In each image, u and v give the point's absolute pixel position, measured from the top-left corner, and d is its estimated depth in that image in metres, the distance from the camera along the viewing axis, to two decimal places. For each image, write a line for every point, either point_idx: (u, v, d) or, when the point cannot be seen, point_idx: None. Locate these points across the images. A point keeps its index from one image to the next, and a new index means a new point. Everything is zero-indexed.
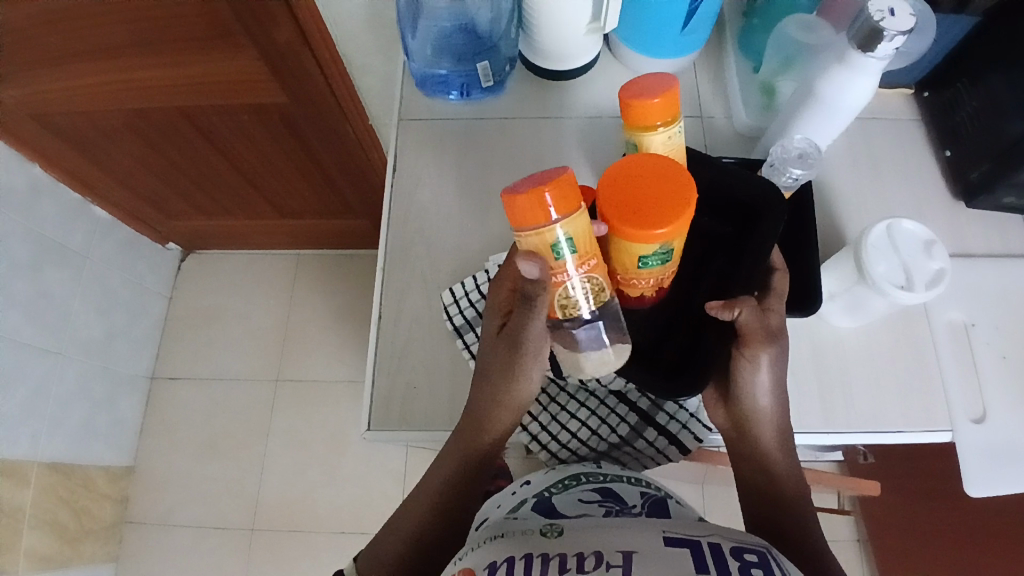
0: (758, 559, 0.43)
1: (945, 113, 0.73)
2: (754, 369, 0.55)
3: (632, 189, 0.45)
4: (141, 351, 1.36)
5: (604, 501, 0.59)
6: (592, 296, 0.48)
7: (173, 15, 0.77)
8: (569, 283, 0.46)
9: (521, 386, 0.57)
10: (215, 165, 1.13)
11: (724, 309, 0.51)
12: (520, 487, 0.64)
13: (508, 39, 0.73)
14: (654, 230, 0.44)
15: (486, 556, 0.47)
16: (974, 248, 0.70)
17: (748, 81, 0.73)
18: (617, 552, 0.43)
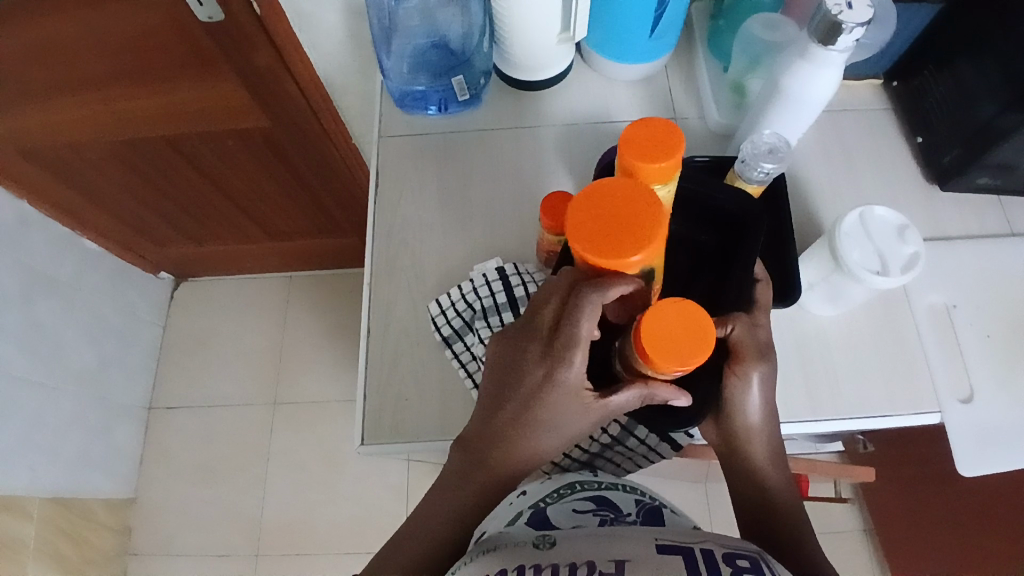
0: (750, 564, 0.43)
1: (914, 101, 0.74)
2: (743, 386, 0.54)
3: (608, 216, 0.42)
4: (137, 380, 1.36)
5: (598, 510, 0.59)
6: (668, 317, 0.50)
7: (153, 45, 0.78)
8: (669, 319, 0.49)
9: (552, 439, 0.52)
10: (202, 192, 1.14)
11: (718, 325, 0.54)
12: (516, 496, 0.64)
13: (482, 53, 0.74)
14: (628, 258, 0.41)
15: (480, 568, 0.47)
16: (951, 231, 0.71)
17: (718, 81, 0.74)
18: (610, 562, 0.44)
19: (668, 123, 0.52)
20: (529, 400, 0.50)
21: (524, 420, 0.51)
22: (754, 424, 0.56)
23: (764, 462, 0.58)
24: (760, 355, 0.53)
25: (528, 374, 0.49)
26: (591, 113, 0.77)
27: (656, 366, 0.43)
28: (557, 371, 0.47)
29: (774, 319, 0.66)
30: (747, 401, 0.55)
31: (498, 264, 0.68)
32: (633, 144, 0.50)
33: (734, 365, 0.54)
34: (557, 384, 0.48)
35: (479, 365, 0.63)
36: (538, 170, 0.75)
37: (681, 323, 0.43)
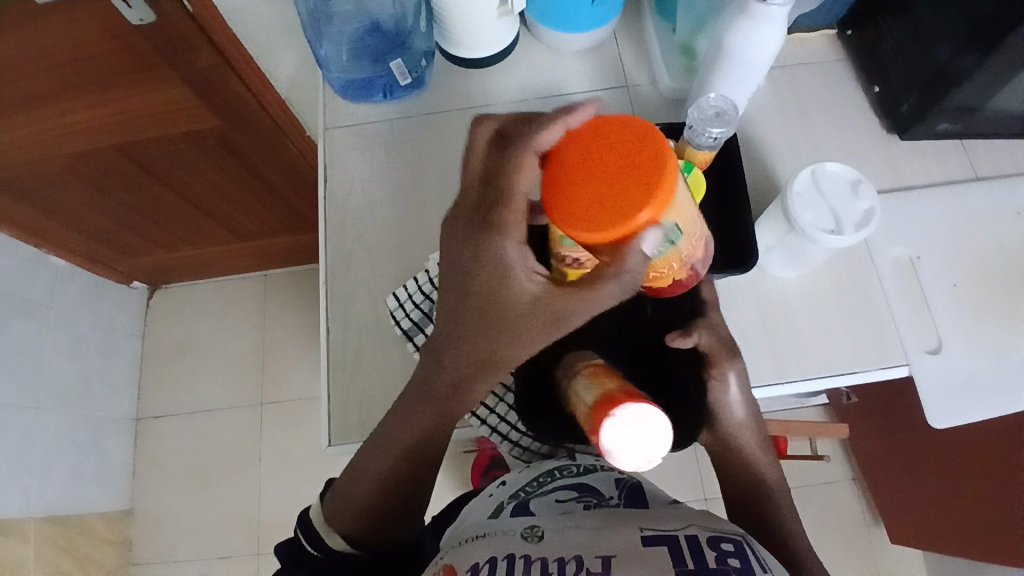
0: (734, 547, 0.44)
1: (870, 48, 0.72)
2: (723, 387, 0.54)
3: (586, 184, 0.40)
4: (122, 392, 1.35)
5: (581, 496, 0.58)
6: (582, 383, 0.46)
7: (91, 53, 0.76)
8: (577, 394, 0.45)
9: (508, 343, 0.49)
10: (162, 198, 1.12)
11: (684, 338, 0.53)
12: (496, 488, 0.64)
13: (421, 34, 0.72)
14: (626, 219, 0.39)
15: (468, 555, 0.49)
16: (913, 180, 0.70)
17: (667, 44, 0.72)
18: (597, 558, 0.43)
19: None
20: (468, 287, 0.48)
21: (465, 310, 0.49)
22: (731, 420, 0.56)
23: (754, 448, 0.57)
24: (733, 354, 0.54)
25: (472, 254, 0.47)
26: (540, 86, 0.75)
27: (594, 435, 0.40)
28: (489, 244, 0.46)
29: (751, 286, 0.65)
30: (730, 401, 0.55)
31: None
32: None
33: (711, 368, 0.54)
34: (491, 263, 0.47)
35: None
36: None
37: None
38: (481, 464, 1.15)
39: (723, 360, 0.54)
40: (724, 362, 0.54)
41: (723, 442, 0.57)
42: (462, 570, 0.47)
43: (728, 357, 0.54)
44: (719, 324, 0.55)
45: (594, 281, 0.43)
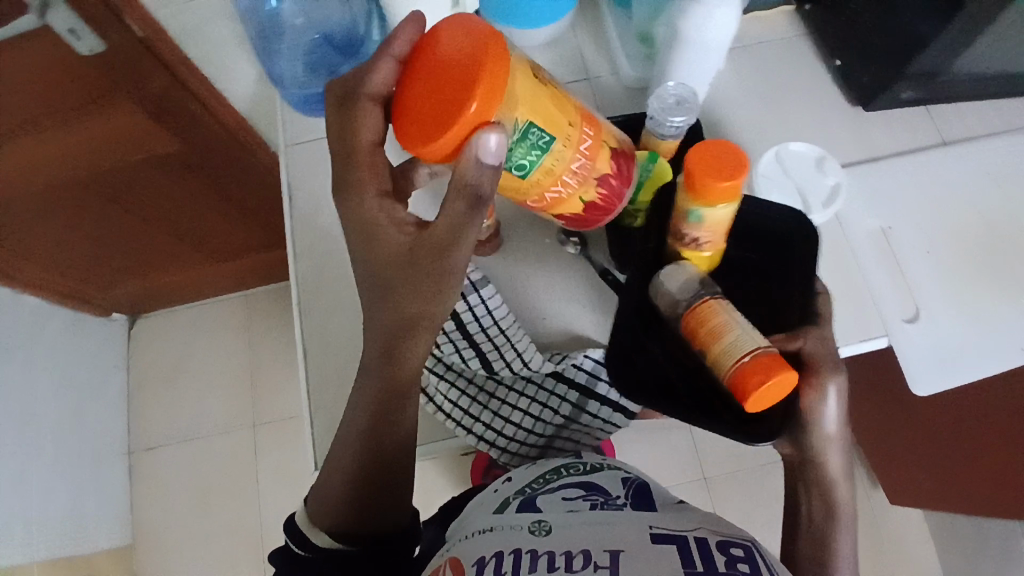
0: (744, 552, 0.43)
1: (827, 20, 0.72)
2: (820, 400, 0.52)
3: (425, 105, 0.42)
4: (113, 425, 1.33)
5: (587, 494, 0.53)
6: (732, 316, 0.48)
7: (48, 94, 0.73)
8: (728, 323, 0.48)
9: (410, 296, 0.47)
10: (133, 227, 1.09)
11: (788, 341, 0.52)
12: (500, 484, 0.61)
13: (373, 42, 0.70)
14: (460, 117, 0.41)
15: (472, 550, 0.48)
16: (880, 149, 0.70)
17: (625, 32, 0.72)
18: (604, 552, 0.43)
19: None
20: (360, 249, 0.48)
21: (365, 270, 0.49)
22: (819, 433, 0.53)
23: (834, 468, 0.55)
24: (837, 367, 0.51)
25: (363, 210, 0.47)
26: None
27: (762, 376, 0.45)
28: (359, 203, 0.47)
29: None
30: (825, 415, 0.52)
31: None
32: None
33: (811, 378, 0.51)
34: (365, 217, 0.47)
35: None
36: None
37: (781, 395, 0.46)
38: (478, 466, 1.15)
39: (824, 370, 0.51)
40: (824, 372, 0.51)
41: (804, 455, 0.55)
42: (467, 568, 0.46)
43: (830, 368, 0.51)
44: (829, 335, 0.52)
45: (441, 204, 0.44)
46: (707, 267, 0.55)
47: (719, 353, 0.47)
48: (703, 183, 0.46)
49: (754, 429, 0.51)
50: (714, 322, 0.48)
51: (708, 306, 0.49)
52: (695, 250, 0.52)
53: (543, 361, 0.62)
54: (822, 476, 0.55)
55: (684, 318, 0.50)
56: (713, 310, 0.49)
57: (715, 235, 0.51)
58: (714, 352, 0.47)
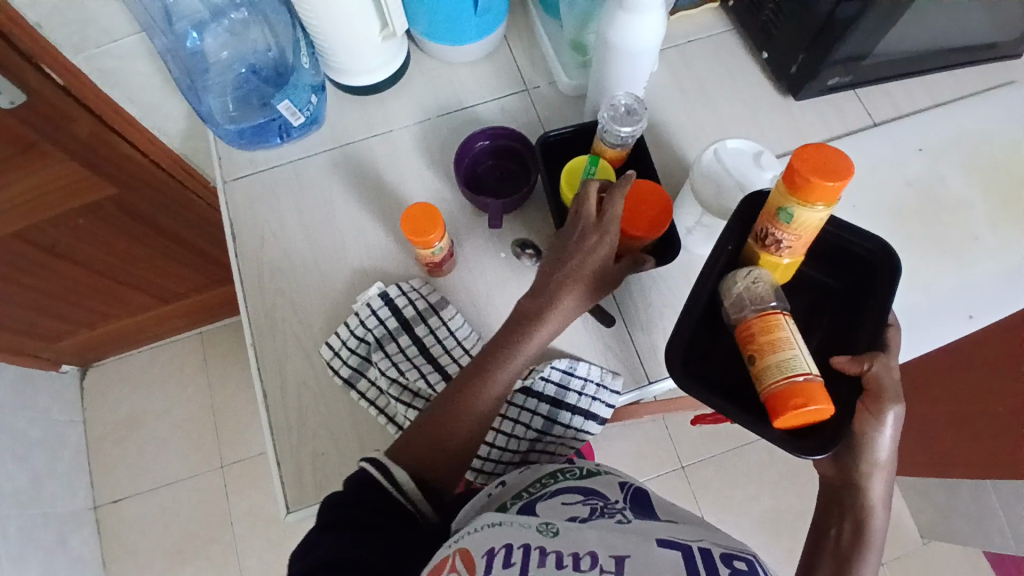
0: (747, 565, 0.40)
1: (751, 16, 0.74)
2: (876, 426, 0.50)
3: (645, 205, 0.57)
4: (74, 482, 1.27)
5: (587, 500, 0.51)
6: (796, 333, 0.48)
7: None
8: (793, 340, 0.47)
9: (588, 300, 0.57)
10: (73, 276, 1.04)
11: (853, 364, 0.50)
12: (494, 488, 0.57)
13: (305, 70, 0.68)
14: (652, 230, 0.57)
15: (482, 538, 0.46)
16: (814, 136, 0.73)
17: (557, 41, 0.73)
18: (611, 556, 0.41)
19: (419, 205, 0.60)
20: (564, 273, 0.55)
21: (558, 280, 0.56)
22: (868, 459, 0.51)
23: (877, 498, 0.52)
24: (897, 396, 0.49)
25: (583, 240, 0.55)
26: (440, 102, 0.74)
27: (806, 400, 0.45)
28: (588, 243, 0.55)
29: (678, 271, 0.67)
30: (879, 442, 0.50)
31: (379, 289, 0.65)
32: (412, 222, 0.59)
33: (870, 404, 0.49)
34: (591, 253, 0.55)
35: (388, 398, 0.61)
36: (401, 177, 0.71)
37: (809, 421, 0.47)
38: None
39: (886, 396, 0.49)
40: (886, 398, 0.49)
41: (847, 477, 0.52)
42: (476, 560, 0.43)
43: (892, 396, 0.49)
44: (894, 364, 0.50)
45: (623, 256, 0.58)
46: (780, 276, 0.54)
47: (772, 364, 0.47)
48: (807, 181, 0.44)
49: (809, 444, 0.49)
50: (780, 334, 0.47)
51: (777, 318, 0.48)
52: (775, 254, 0.51)
53: None
54: (863, 503, 0.52)
55: (749, 319, 0.49)
56: (780, 322, 0.48)
57: (800, 240, 0.49)
58: (768, 361, 0.47)
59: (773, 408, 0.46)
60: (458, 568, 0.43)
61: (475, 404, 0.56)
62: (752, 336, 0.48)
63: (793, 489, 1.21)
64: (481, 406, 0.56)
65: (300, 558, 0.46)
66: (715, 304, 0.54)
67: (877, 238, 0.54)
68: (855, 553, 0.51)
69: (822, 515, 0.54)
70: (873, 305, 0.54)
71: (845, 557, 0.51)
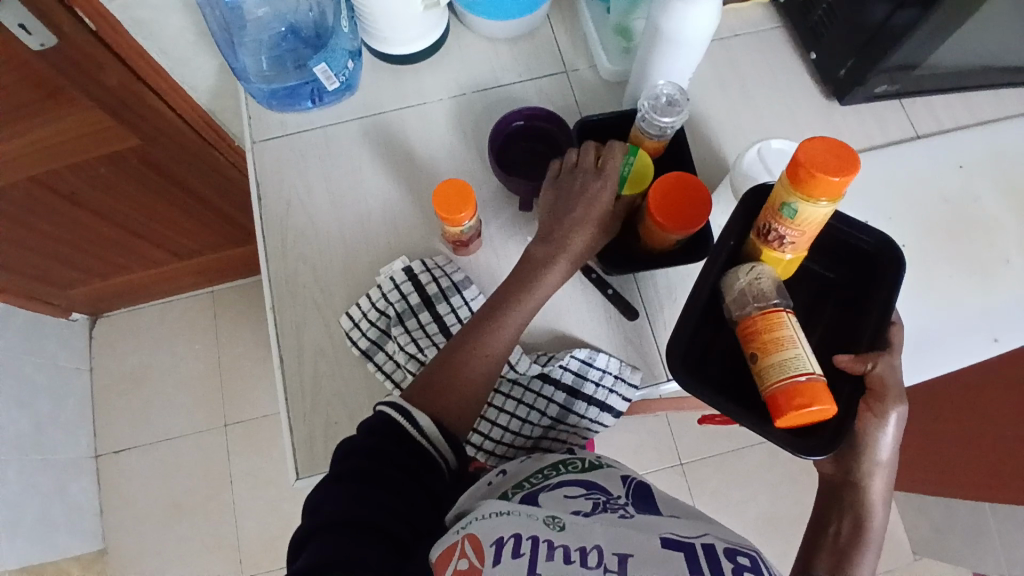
0: (750, 561, 0.39)
1: (802, 15, 0.72)
2: (878, 426, 0.50)
3: (679, 194, 0.56)
4: (77, 431, 1.28)
5: (589, 493, 0.49)
6: (798, 331, 0.47)
7: None
8: (795, 339, 0.46)
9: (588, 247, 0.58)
10: (90, 226, 1.04)
11: (857, 363, 0.49)
12: (495, 477, 0.55)
13: (343, 33, 0.67)
14: (688, 221, 0.55)
15: (485, 527, 0.44)
16: (855, 144, 0.71)
17: (602, 24, 0.71)
18: (613, 555, 0.40)
19: (450, 181, 0.59)
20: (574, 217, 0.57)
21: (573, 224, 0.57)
22: (870, 459, 0.51)
23: (877, 496, 0.52)
24: (899, 395, 0.49)
25: (589, 186, 0.57)
26: (476, 78, 0.72)
27: (809, 400, 0.44)
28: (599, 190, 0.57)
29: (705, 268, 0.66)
30: (881, 441, 0.50)
31: (404, 263, 0.65)
32: (444, 198, 0.59)
33: (873, 403, 0.49)
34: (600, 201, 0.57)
35: (405, 373, 0.61)
36: (432, 151, 0.70)
37: (811, 421, 0.46)
38: None
39: (888, 396, 0.49)
40: (889, 398, 0.49)
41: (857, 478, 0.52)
42: (486, 551, 0.42)
43: (894, 395, 0.49)
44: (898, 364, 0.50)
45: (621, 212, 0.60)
46: (782, 272, 0.53)
47: (776, 364, 0.45)
48: (810, 177, 0.43)
49: (813, 442, 0.48)
50: (783, 334, 0.46)
51: (779, 317, 0.46)
52: (777, 250, 0.50)
53: (530, 363, 0.61)
54: (863, 500, 0.52)
55: (751, 316, 0.48)
56: (784, 320, 0.46)
57: (803, 236, 0.48)
58: (771, 360, 0.46)
59: (774, 409, 0.46)
60: (467, 553, 0.42)
61: (492, 344, 0.56)
62: (755, 335, 0.47)
63: (792, 495, 1.21)
64: (496, 348, 0.56)
65: (312, 512, 0.45)
66: (716, 299, 0.53)
67: (878, 232, 0.53)
68: (851, 550, 0.51)
69: (821, 512, 0.54)
70: (876, 300, 0.52)
71: (843, 555, 0.51)
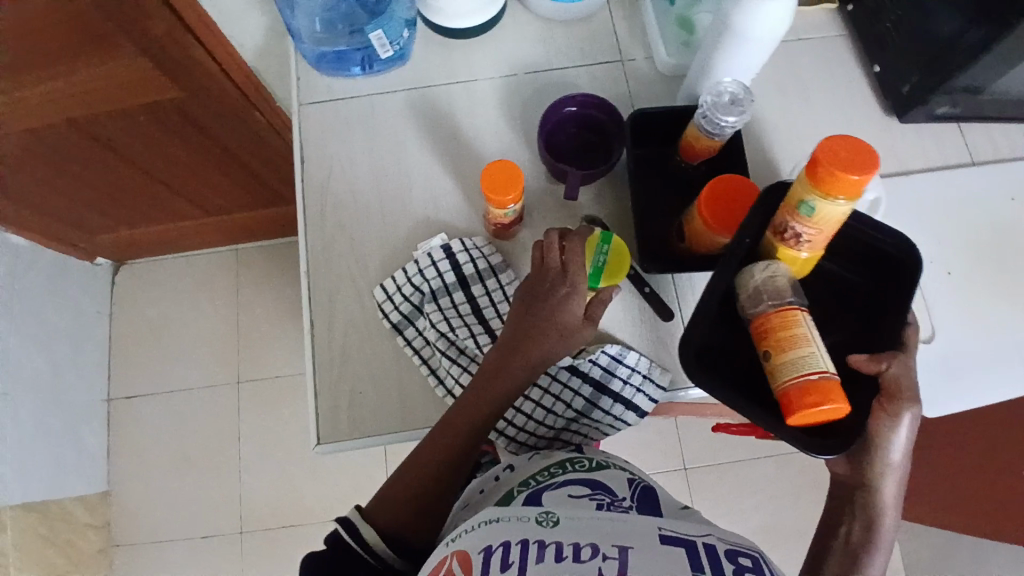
0: (752, 563, 0.39)
1: (869, 25, 0.70)
2: (890, 425, 0.49)
3: (731, 197, 0.55)
4: (93, 375, 1.29)
5: (594, 493, 0.48)
6: (813, 329, 0.46)
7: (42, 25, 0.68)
8: (810, 337, 0.45)
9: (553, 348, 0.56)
10: (122, 174, 1.04)
11: (871, 362, 0.49)
12: (502, 472, 0.56)
13: (401, 2, 0.67)
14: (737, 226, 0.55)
15: (478, 534, 0.43)
16: (910, 163, 0.70)
17: (664, 15, 0.69)
18: (614, 546, 0.39)
19: (501, 162, 0.58)
20: (536, 320, 0.56)
21: (535, 326, 0.56)
22: (880, 460, 0.50)
23: (888, 500, 0.51)
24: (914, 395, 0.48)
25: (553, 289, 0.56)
26: (530, 60, 0.71)
27: (822, 398, 0.43)
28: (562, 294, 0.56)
29: None
30: (893, 442, 0.49)
31: (443, 241, 0.64)
32: (492, 177, 0.58)
33: (886, 403, 0.48)
34: (563, 305, 0.56)
35: (434, 350, 0.61)
36: (479, 131, 0.69)
37: (824, 421, 0.45)
38: None
39: (901, 397, 0.48)
40: (901, 398, 0.48)
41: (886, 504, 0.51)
42: (474, 559, 0.41)
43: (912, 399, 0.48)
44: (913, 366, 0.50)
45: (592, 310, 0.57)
46: (798, 270, 0.52)
47: (789, 362, 0.45)
48: (830, 173, 0.43)
49: (831, 443, 0.48)
50: (796, 331, 0.45)
51: (795, 315, 0.46)
52: (793, 248, 0.49)
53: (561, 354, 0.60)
54: (876, 504, 0.51)
55: (766, 313, 0.47)
56: (799, 318, 0.46)
57: (820, 234, 0.47)
58: (784, 358, 0.45)
59: (787, 408, 0.45)
60: (455, 571, 0.41)
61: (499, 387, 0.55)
62: (771, 332, 0.46)
63: (795, 508, 1.21)
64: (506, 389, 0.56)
65: None
66: (731, 298, 0.53)
67: (897, 233, 0.52)
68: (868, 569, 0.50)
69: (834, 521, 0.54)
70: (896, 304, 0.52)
71: (855, 557, 0.51)
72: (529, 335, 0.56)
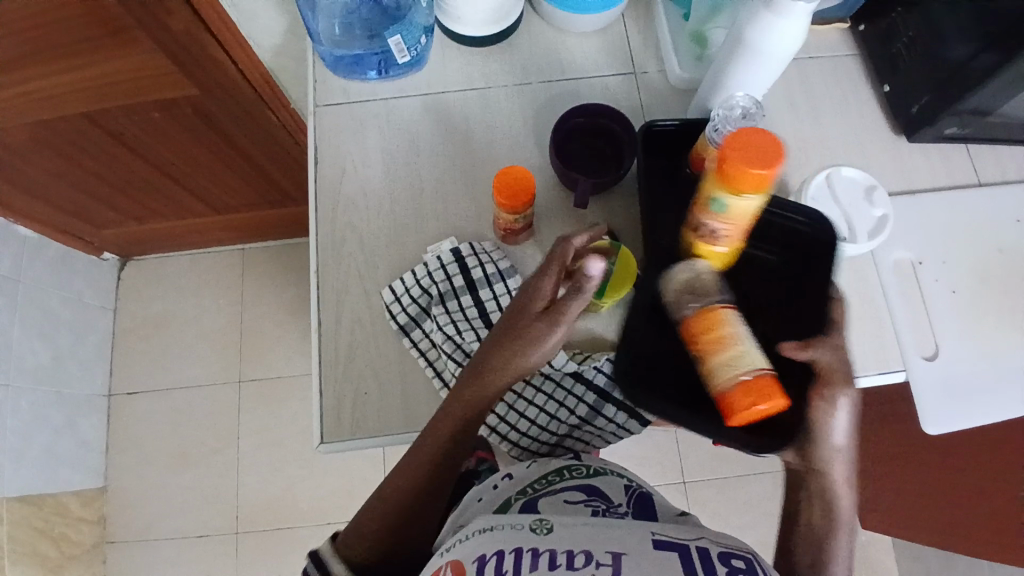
0: (745, 564, 0.39)
1: (881, 46, 0.71)
2: (830, 412, 0.52)
3: None
4: (95, 368, 1.29)
5: (589, 501, 0.49)
6: (746, 332, 0.49)
7: (64, 19, 0.69)
8: (741, 338, 0.48)
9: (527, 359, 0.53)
10: (134, 168, 1.05)
11: (801, 350, 0.52)
12: (501, 481, 0.55)
13: (421, 8, 0.68)
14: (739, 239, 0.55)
15: (471, 543, 0.43)
16: (917, 183, 0.70)
17: (679, 30, 0.70)
18: (607, 552, 0.39)
19: (518, 168, 0.59)
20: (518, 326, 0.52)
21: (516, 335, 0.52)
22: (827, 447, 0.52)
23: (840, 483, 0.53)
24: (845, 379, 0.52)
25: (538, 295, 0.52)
26: (544, 68, 0.72)
27: (756, 398, 0.46)
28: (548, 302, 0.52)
29: None
30: (835, 428, 0.52)
31: (452, 245, 0.65)
32: (507, 181, 0.58)
33: (822, 388, 0.52)
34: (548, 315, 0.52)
35: (440, 352, 0.61)
36: (491, 137, 0.70)
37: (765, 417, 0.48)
38: None
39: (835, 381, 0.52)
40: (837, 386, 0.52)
41: None
42: (468, 568, 0.40)
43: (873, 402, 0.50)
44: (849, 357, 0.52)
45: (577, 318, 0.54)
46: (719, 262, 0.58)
47: (721, 363, 0.48)
48: (738, 173, 0.48)
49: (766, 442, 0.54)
50: (725, 333, 0.48)
51: (720, 313, 0.49)
52: (711, 241, 0.54)
53: (566, 361, 0.60)
54: None
55: (693, 320, 0.50)
56: (729, 321, 0.49)
57: (734, 228, 0.53)
58: (718, 361, 0.48)
59: (726, 406, 0.47)
60: None
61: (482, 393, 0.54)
62: (707, 337, 0.49)
63: None
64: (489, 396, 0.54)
65: None
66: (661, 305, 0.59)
67: (808, 215, 0.61)
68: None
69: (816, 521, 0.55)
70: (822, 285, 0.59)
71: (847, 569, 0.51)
72: (509, 342, 0.52)
